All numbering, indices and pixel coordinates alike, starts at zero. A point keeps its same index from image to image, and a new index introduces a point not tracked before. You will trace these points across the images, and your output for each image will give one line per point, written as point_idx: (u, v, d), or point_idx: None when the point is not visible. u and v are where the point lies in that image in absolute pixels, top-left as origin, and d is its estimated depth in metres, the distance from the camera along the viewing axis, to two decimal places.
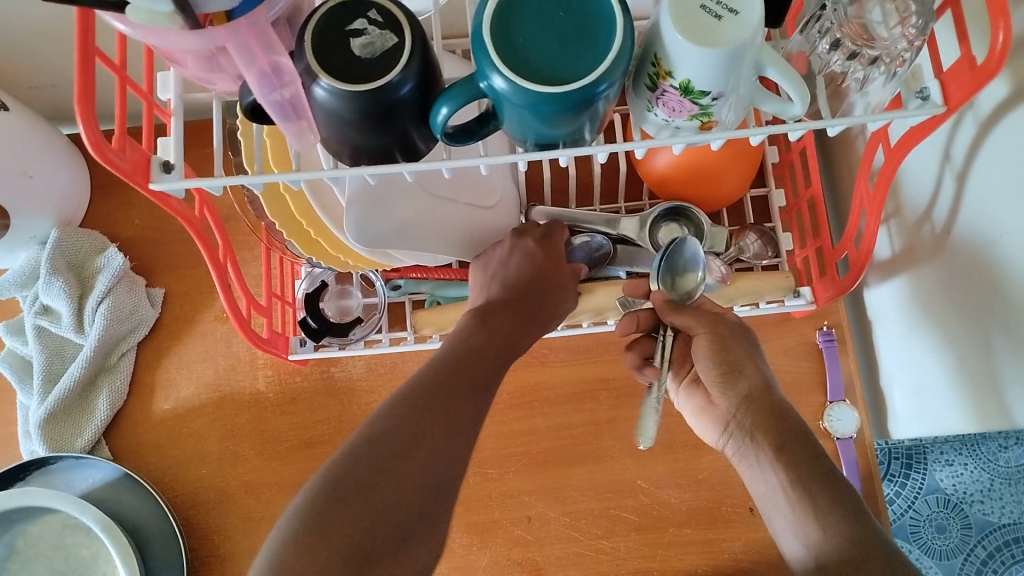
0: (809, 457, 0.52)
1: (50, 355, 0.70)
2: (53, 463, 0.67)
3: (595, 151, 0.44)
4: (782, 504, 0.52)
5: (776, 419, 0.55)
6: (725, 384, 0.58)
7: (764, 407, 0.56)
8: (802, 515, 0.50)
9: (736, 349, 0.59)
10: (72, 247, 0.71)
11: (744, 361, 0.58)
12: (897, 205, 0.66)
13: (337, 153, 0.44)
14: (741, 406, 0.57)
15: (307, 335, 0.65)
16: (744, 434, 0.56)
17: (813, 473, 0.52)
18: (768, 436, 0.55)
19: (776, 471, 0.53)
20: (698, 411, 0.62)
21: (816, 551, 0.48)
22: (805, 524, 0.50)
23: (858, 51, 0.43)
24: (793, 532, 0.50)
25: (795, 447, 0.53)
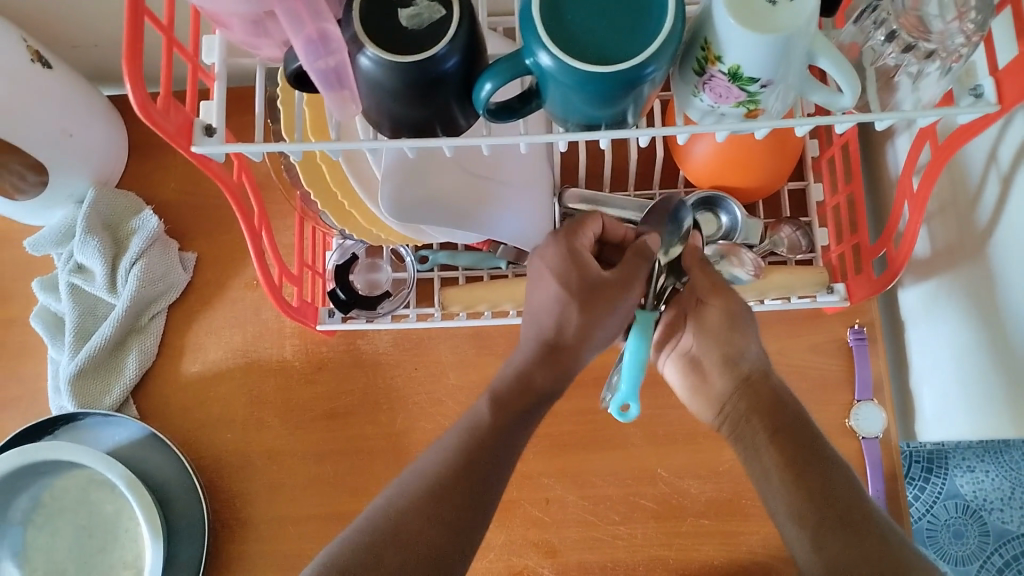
0: (803, 441, 0.53)
1: (82, 313, 0.71)
2: (81, 419, 0.68)
3: (636, 133, 0.43)
4: (773, 481, 0.52)
5: (773, 406, 0.57)
6: (724, 364, 0.60)
7: (762, 392, 0.58)
8: (791, 489, 0.51)
9: (743, 335, 0.59)
10: (108, 207, 0.72)
11: (745, 343, 0.59)
12: (939, 204, 0.65)
13: (377, 124, 0.44)
14: (740, 388, 0.58)
15: (336, 306, 0.66)
16: (741, 417, 0.57)
17: (806, 456, 0.52)
18: (764, 420, 0.56)
19: (769, 452, 0.54)
20: (693, 390, 0.62)
21: (804, 524, 0.49)
22: (794, 500, 0.50)
23: (914, 44, 0.42)
24: (784, 513, 0.51)
25: (790, 431, 0.54)
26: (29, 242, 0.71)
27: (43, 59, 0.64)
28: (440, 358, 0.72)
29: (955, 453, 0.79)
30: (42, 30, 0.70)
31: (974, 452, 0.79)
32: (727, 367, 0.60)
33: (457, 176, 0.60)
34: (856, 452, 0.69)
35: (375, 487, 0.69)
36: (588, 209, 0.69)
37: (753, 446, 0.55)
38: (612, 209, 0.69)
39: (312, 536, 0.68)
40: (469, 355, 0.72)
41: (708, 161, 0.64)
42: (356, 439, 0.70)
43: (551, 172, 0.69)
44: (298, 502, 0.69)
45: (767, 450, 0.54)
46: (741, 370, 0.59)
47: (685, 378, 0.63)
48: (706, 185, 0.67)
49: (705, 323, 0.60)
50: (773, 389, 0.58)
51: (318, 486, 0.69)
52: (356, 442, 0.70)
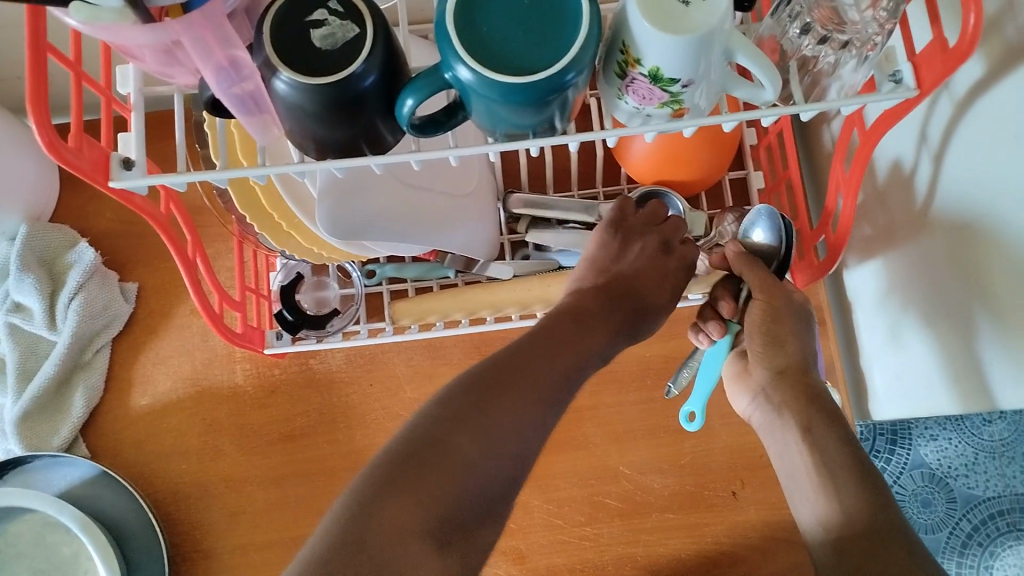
0: (834, 438, 0.55)
1: (23, 352, 0.69)
2: (30, 461, 0.66)
3: (564, 140, 0.43)
4: (804, 484, 0.54)
5: (808, 398, 0.58)
6: (767, 354, 0.61)
7: (799, 386, 0.59)
8: (821, 492, 0.52)
9: (786, 329, 0.60)
10: (42, 242, 0.70)
11: (788, 337, 0.61)
12: (876, 185, 0.65)
13: (302, 147, 0.43)
14: (774, 381, 0.60)
15: (284, 328, 0.65)
16: (770, 406, 0.60)
17: (840, 455, 0.54)
18: (796, 413, 0.58)
19: (800, 449, 0.56)
20: (734, 379, 0.65)
21: (830, 533, 0.50)
22: (824, 500, 0.52)
23: (828, 36, 0.42)
24: (814, 515, 0.52)
25: (822, 428, 0.56)
26: None
27: None
28: (395, 372, 0.71)
29: (919, 423, 0.71)
30: None
31: (935, 420, 0.69)
32: (769, 356, 0.61)
33: (397, 189, 0.59)
34: None
35: None
36: (532, 213, 0.69)
37: (783, 436, 0.58)
38: (557, 211, 0.69)
39: (279, 562, 0.67)
40: (424, 366, 0.71)
41: (648, 157, 0.64)
42: (315, 460, 0.69)
43: (493, 179, 0.69)
44: (259, 528, 0.68)
45: (796, 439, 0.57)
46: (781, 364, 0.60)
47: (733, 369, 0.66)
48: (650, 180, 0.68)
49: (752, 322, 0.60)
50: (811, 381, 0.59)
51: (277, 511, 0.68)
52: (316, 463, 0.69)
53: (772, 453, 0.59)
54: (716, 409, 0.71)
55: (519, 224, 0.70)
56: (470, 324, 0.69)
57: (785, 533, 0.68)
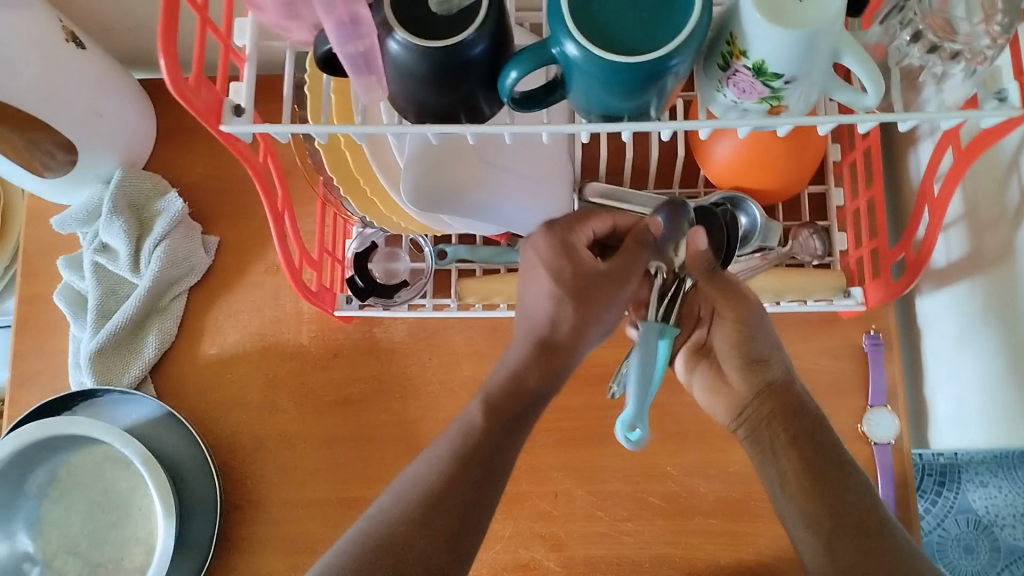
0: (821, 453, 0.55)
1: (106, 291, 0.72)
2: (101, 395, 0.69)
3: (658, 126, 0.44)
4: (790, 492, 0.54)
5: (791, 411, 0.57)
6: (747, 369, 0.59)
7: (782, 400, 0.58)
8: (810, 504, 0.53)
9: (763, 344, 0.59)
10: (134, 188, 0.73)
11: (768, 349, 0.59)
12: (959, 211, 0.64)
13: (402, 110, 0.45)
14: (757, 394, 0.58)
15: (353, 292, 0.68)
16: (755, 422, 0.58)
17: (822, 465, 0.55)
18: (781, 426, 0.57)
19: (787, 463, 0.55)
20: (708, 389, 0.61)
21: (819, 532, 0.52)
22: (815, 510, 0.53)
23: (940, 45, 0.42)
24: (801, 523, 0.53)
25: (809, 443, 0.56)
26: (56, 220, 0.72)
27: (78, 41, 0.65)
28: (455, 349, 0.72)
29: (969, 469, 0.75)
30: (78, 13, 0.71)
31: (987, 466, 0.74)
32: (751, 370, 0.59)
33: (480, 167, 0.60)
34: (868, 457, 0.69)
35: (386, 474, 0.70)
36: (608, 204, 0.69)
37: (766, 450, 0.57)
38: (634, 206, 0.69)
39: (324, 520, 0.69)
40: (484, 347, 0.72)
41: (731, 161, 0.64)
42: (369, 426, 0.71)
43: (572, 169, 0.70)
44: (308, 486, 0.70)
45: (782, 451, 0.56)
46: (760, 381, 0.59)
47: (702, 376, 0.62)
48: (728, 184, 0.67)
49: (730, 341, 0.59)
50: (792, 396, 0.58)
51: (328, 471, 0.70)
52: (369, 430, 0.71)
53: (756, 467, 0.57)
54: None
55: None
56: None
57: None
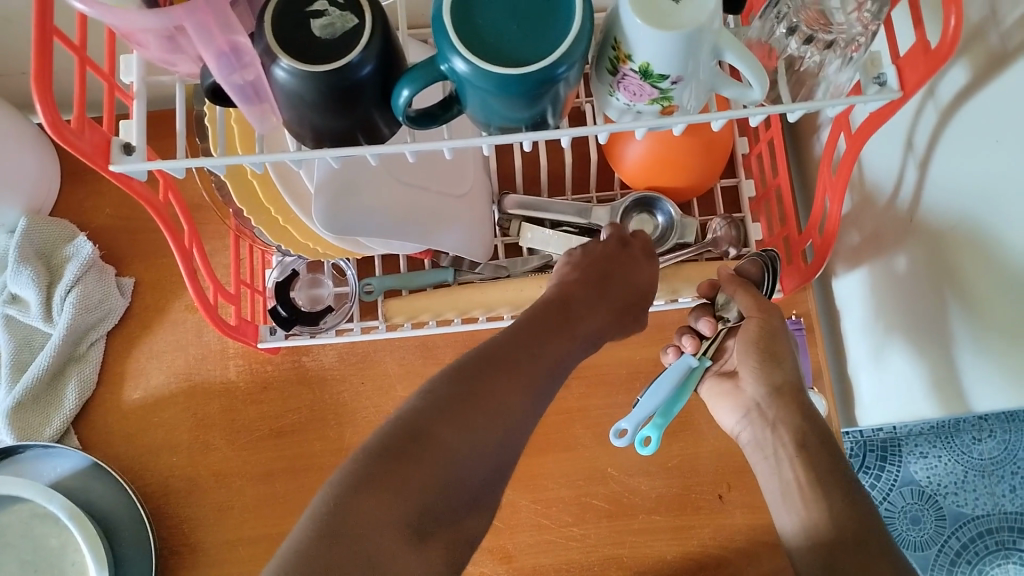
0: (826, 458, 0.56)
1: (18, 344, 0.69)
2: (21, 451, 0.66)
3: (556, 134, 0.44)
4: (793, 495, 0.56)
5: (803, 417, 0.60)
6: (760, 371, 0.62)
7: (793, 404, 0.61)
8: (809, 503, 0.54)
9: (778, 373, 0.62)
10: (40, 235, 0.71)
11: (784, 355, 0.62)
12: (864, 192, 0.66)
13: (299, 135, 0.44)
14: (770, 398, 0.62)
15: (278, 323, 0.65)
16: (756, 420, 0.62)
17: (828, 470, 0.55)
18: (791, 432, 0.59)
19: (794, 465, 0.57)
20: (721, 394, 0.66)
21: (812, 539, 0.52)
22: (808, 503, 0.54)
23: (814, 35, 0.43)
24: (796, 520, 0.54)
25: (815, 446, 0.57)
26: None
27: None
28: (387, 370, 0.72)
29: (909, 441, 0.75)
30: None
31: (926, 438, 0.75)
32: (761, 373, 0.62)
33: (392, 187, 0.60)
34: None
35: None
36: (527, 215, 0.70)
37: (773, 450, 0.60)
38: (552, 214, 0.70)
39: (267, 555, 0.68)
40: (416, 365, 0.72)
41: (642, 161, 0.65)
42: (304, 456, 0.70)
43: (487, 180, 0.70)
44: (246, 524, 0.68)
45: (786, 452, 0.59)
46: (774, 382, 0.62)
47: (716, 388, 0.67)
48: (641, 185, 0.68)
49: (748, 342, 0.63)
50: (803, 402, 0.61)
51: (266, 506, 0.68)
52: (305, 459, 0.70)
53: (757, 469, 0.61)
54: (705, 415, 0.72)
55: (512, 226, 0.71)
56: (462, 321, 0.70)
57: (770, 536, 0.69)
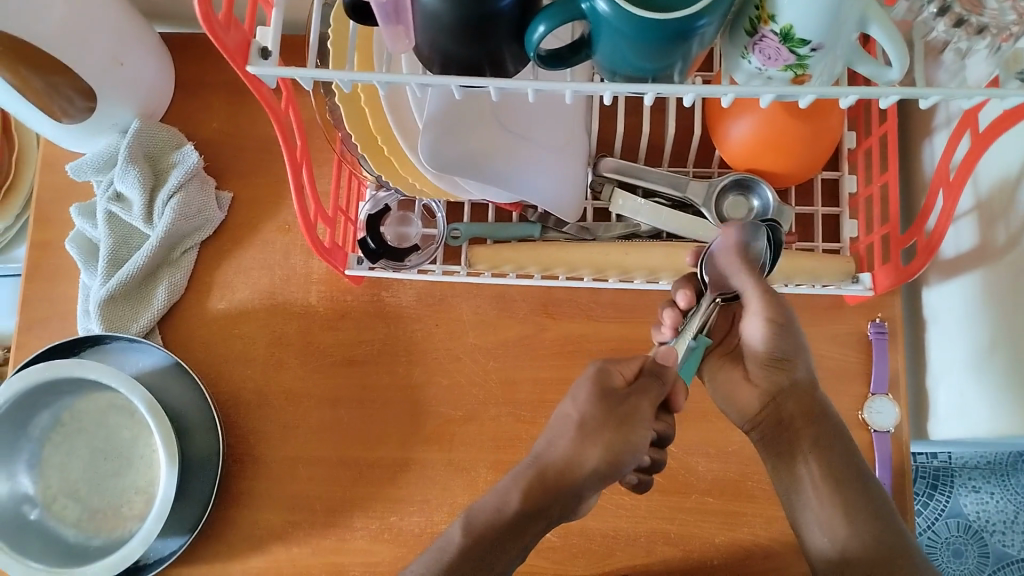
0: (841, 453, 0.60)
1: (117, 241, 0.72)
2: (108, 342, 0.69)
3: (683, 90, 0.44)
4: (806, 500, 0.60)
5: (816, 413, 0.61)
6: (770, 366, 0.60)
7: (808, 402, 0.61)
8: (832, 511, 0.59)
9: (787, 341, 0.59)
10: (150, 139, 0.73)
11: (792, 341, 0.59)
12: (974, 201, 0.64)
13: (428, 61, 0.45)
14: (786, 394, 0.61)
15: (365, 254, 0.68)
16: (775, 424, 0.62)
17: (844, 472, 0.59)
18: (806, 435, 0.60)
19: (811, 469, 0.60)
20: (733, 384, 0.64)
21: (835, 544, 0.58)
22: (829, 511, 0.59)
23: (967, 18, 0.41)
24: (817, 526, 0.59)
25: (828, 443, 0.60)
26: (71, 167, 0.73)
27: None
28: (461, 316, 0.73)
29: None
30: None
31: None
32: (771, 369, 0.60)
33: (495, 131, 0.60)
34: (867, 444, 0.69)
35: (387, 436, 0.71)
36: (622, 180, 0.70)
37: (785, 447, 0.61)
38: (647, 182, 0.70)
39: (326, 475, 0.70)
40: (489, 316, 0.73)
41: (750, 142, 0.65)
42: (373, 387, 0.72)
43: (586, 139, 0.70)
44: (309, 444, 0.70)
45: (807, 466, 0.60)
46: (780, 382, 0.61)
47: (726, 378, 0.65)
48: (742, 167, 0.68)
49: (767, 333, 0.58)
50: (814, 402, 0.61)
51: (332, 431, 0.71)
52: (372, 391, 0.71)
53: (773, 471, 0.62)
54: None
55: (604, 189, 0.70)
56: (543, 277, 0.70)
57: None
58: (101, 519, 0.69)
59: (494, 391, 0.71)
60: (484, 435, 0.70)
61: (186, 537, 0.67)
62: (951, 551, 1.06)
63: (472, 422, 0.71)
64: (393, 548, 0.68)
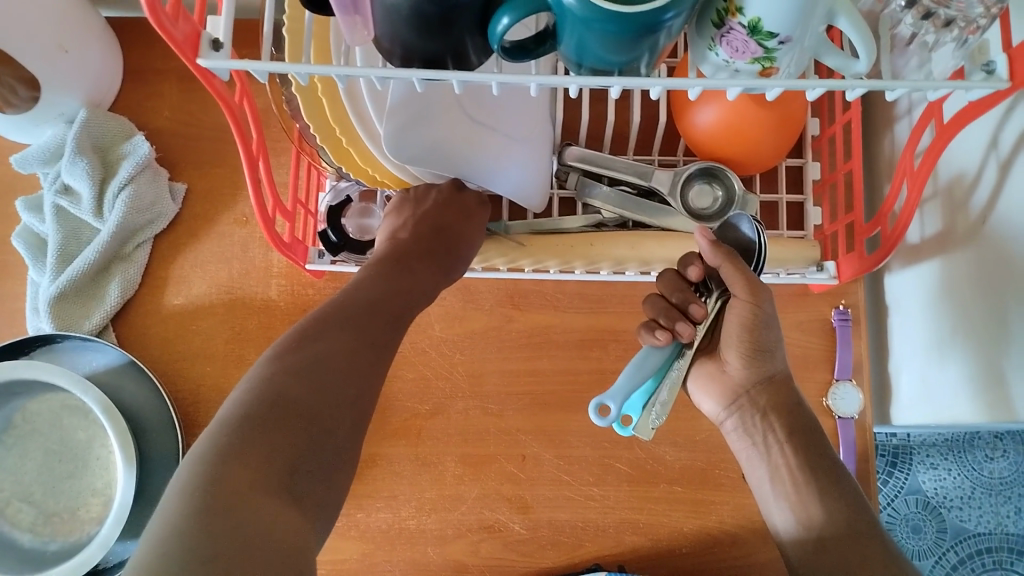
0: (817, 443, 0.59)
1: (66, 236, 0.70)
2: (58, 341, 0.67)
3: (650, 83, 0.43)
4: (779, 483, 0.58)
5: (795, 409, 0.61)
6: (753, 360, 0.60)
7: (783, 395, 0.61)
8: (802, 493, 0.57)
9: (770, 336, 0.59)
10: (98, 130, 0.70)
11: (766, 337, 0.59)
12: (936, 189, 0.65)
13: (388, 53, 0.43)
14: (758, 384, 0.61)
15: (327, 247, 0.64)
16: (745, 415, 0.61)
17: (819, 460, 0.58)
18: (783, 424, 0.60)
19: (785, 453, 0.59)
20: (705, 376, 0.64)
21: (806, 529, 0.55)
22: (800, 493, 0.57)
23: (934, 11, 0.42)
24: (785, 510, 0.57)
25: (804, 434, 0.59)
26: (16, 159, 0.70)
27: None
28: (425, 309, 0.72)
29: None
30: None
31: None
32: (755, 362, 0.60)
33: (457, 120, 0.59)
34: (832, 430, 0.70)
35: None
36: (587, 168, 0.68)
37: (761, 438, 0.60)
38: (612, 170, 0.68)
39: None
40: (455, 308, 0.72)
41: (713, 131, 0.64)
42: None
43: (552, 127, 0.68)
44: None
45: (783, 456, 0.59)
46: (760, 374, 0.61)
47: (701, 369, 0.64)
48: (707, 155, 0.67)
49: (741, 324, 0.58)
50: (791, 395, 0.61)
51: None
52: None
53: (748, 461, 0.61)
54: None
55: (570, 178, 0.69)
56: (509, 270, 0.69)
57: None
58: (57, 523, 0.67)
59: (459, 384, 0.71)
60: (451, 428, 0.70)
61: None
62: (911, 527, 1.09)
63: (440, 415, 0.70)
64: (362, 544, 0.68)
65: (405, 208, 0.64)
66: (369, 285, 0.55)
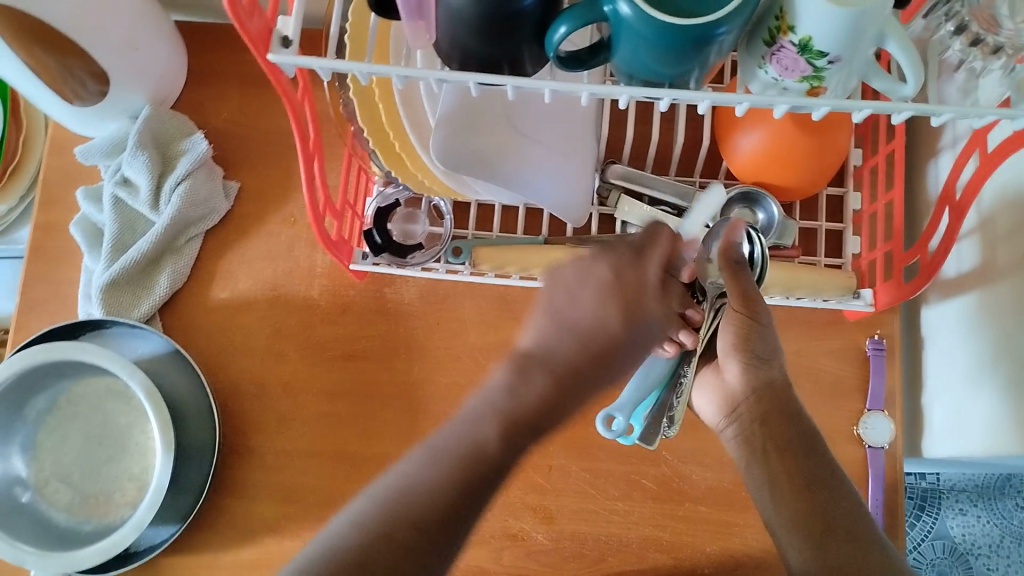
0: (815, 457, 0.58)
1: (122, 227, 0.72)
2: (109, 326, 0.69)
3: (699, 97, 0.44)
4: (775, 496, 0.57)
5: (793, 420, 0.59)
6: (748, 368, 0.59)
7: (780, 403, 0.59)
8: (797, 509, 0.56)
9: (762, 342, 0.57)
10: (160, 126, 0.73)
11: (756, 344, 0.57)
12: (976, 224, 0.65)
13: (448, 57, 0.45)
14: (752, 390, 0.59)
15: (370, 248, 0.68)
16: (743, 424, 0.60)
17: (817, 476, 0.57)
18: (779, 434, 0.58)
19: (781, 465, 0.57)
20: (709, 386, 0.62)
21: (803, 543, 0.54)
22: (796, 508, 0.56)
23: (983, 37, 0.43)
24: (780, 524, 0.56)
25: (801, 447, 0.58)
26: (80, 150, 0.72)
27: None
28: (462, 316, 0.73)
29: None
30: None
31: None
32: (753, 368, 0.59)
33: (506, 131, 0.60)
34: (860, 459, 0.70)
35: (383, 432, 0.71)
36: (628, 187, 0.70)
37: (757, 449, 0.59)
38: (652, 190, 0.70)
39: (318, 470, 0.70)
40: (491, 317, 0.73)
41: (756, 156, 0.66)
42: (371, 382, 0.72)
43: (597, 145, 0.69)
44: (303, 437, 0.71)
45: (779, 468, 0.58)
46: (758, 382, 0.59)
47: (705, 379, 0.63)
48: (749, 180, 0.68)
49: (736, 333, 0.57)
50: (791, 405, 0.59)
51: (327, 423, 0.71)
52: (370, 386, 0.72)
53: (745, 471, 0.60)
54: None
55: (611, 196, 0.71)
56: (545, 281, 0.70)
57: None
58: (93, 505, 0.69)
59: None
60: None
61: (178, 526, 0.67)
62: (937, 573, 1.07)
63: None
64: None
65: (576, 286, 0.64)
66: (495, 394, 0.60)
